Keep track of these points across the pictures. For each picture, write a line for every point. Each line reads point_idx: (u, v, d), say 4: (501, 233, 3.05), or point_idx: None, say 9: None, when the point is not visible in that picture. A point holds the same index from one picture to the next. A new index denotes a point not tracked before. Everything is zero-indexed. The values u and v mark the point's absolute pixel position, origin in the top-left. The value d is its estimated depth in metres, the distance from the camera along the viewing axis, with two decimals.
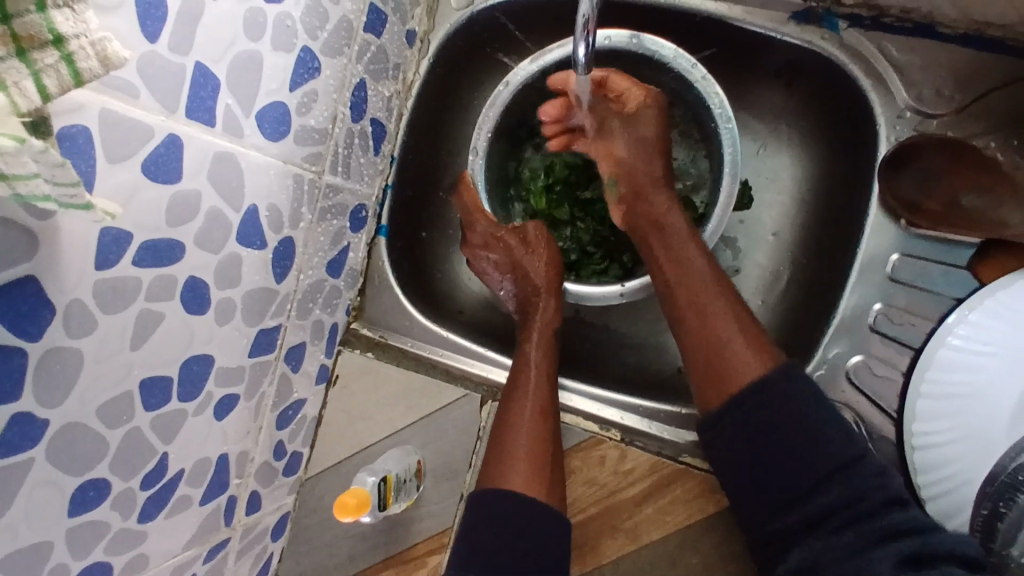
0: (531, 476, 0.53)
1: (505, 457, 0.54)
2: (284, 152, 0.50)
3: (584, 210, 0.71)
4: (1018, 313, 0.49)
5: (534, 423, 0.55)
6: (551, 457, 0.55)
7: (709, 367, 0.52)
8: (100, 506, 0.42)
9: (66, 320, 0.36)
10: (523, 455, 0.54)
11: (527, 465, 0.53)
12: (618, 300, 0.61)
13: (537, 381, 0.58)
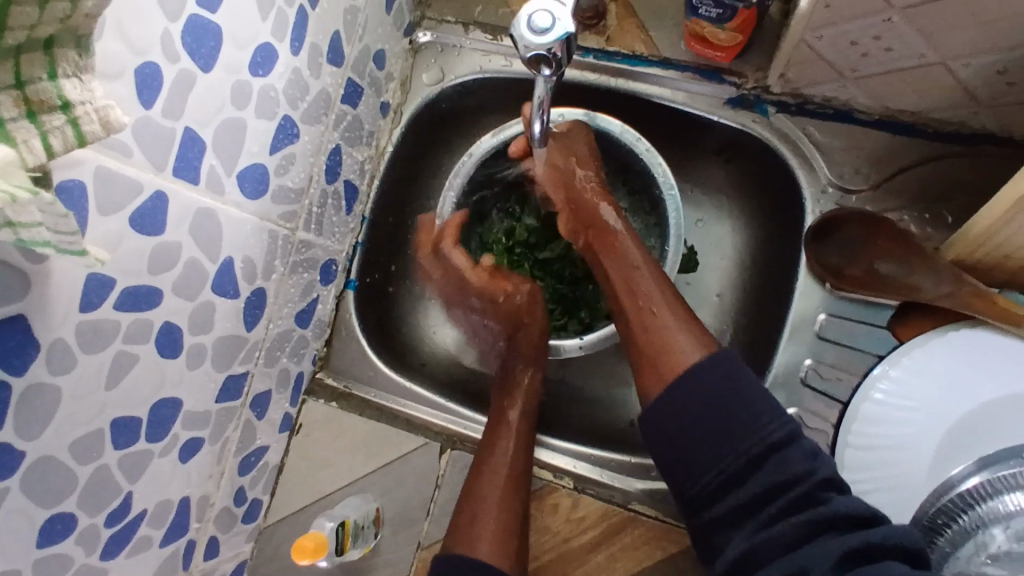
0: (501, 547, 0.55)
1: (474, 524, 0.56)
2: (261, 209, 0.54)
3: (543, 271, 0.76)
4: (934, 370, 0.54)
5: (504, 492, 0.58)
6: (518, 528, 0.57)
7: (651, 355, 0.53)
8: (65, 540, 0.44)
9: (49, 357, 0.39)
10: (494, 527, 0.56)
11: (496, 534, 0.56)
12: (578, 352, 0.66)
13: (513, 445, 0.60)
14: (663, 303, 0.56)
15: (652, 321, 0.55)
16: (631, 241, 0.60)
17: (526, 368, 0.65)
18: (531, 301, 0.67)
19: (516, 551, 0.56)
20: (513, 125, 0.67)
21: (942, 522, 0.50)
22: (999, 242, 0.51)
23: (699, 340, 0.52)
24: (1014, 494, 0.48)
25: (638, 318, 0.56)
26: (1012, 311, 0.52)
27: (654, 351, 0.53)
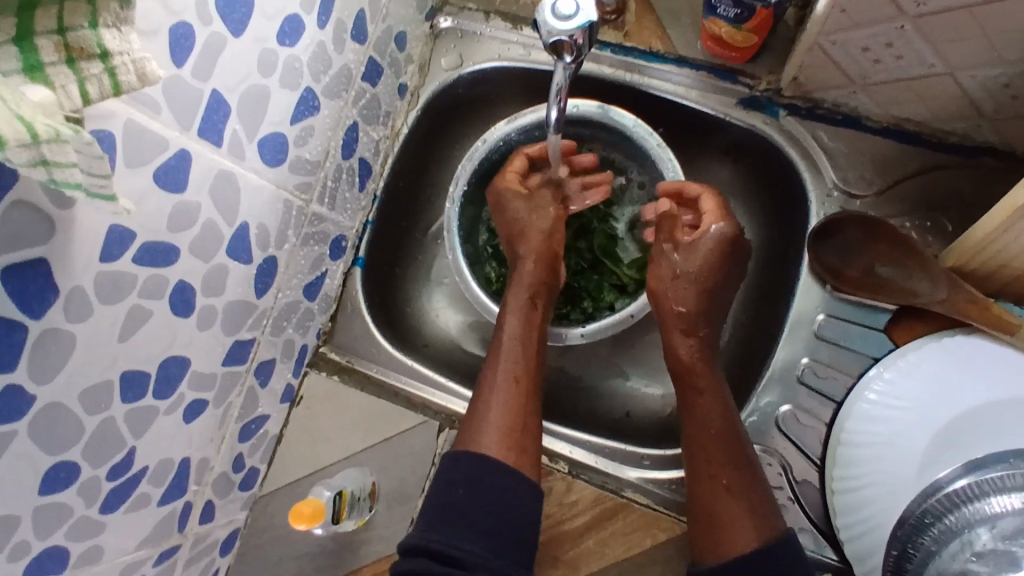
0: (506, 438, 0.54)
1: (482, 416, 0.55)
2: (278, 178, 0.54)
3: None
4: (926, 373, 0.55)
5: (510, 388, 0.57)
6: (529, 426, 0.56)
7: (706, 521, 0.53)
8: (67, 489, 0.45)
9: (67, 304, 0.40)
10: (500, 421, 0.55)
11: (501, 422, 0.55)
12: (579, 340, 0.65)
13: (514, 347, 0.60)
14: (730, 475, 0.54)
15: (717, 495, 0.53)
16: (710, 398, 0.58)
17: (527, 266, 0.64)
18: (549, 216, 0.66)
19: (525, 446, 0.54)
20: (527, 114, 0.68)
21: (928, 521, 0.51)
22: (996, 251, 0.53)
23: (758, 531, 0.51)
24: (1000, 496, 0.48)
25: (707, 480, 0.54)
26: (1005, 320, 0.53)
27: (715, 521, 0.52)
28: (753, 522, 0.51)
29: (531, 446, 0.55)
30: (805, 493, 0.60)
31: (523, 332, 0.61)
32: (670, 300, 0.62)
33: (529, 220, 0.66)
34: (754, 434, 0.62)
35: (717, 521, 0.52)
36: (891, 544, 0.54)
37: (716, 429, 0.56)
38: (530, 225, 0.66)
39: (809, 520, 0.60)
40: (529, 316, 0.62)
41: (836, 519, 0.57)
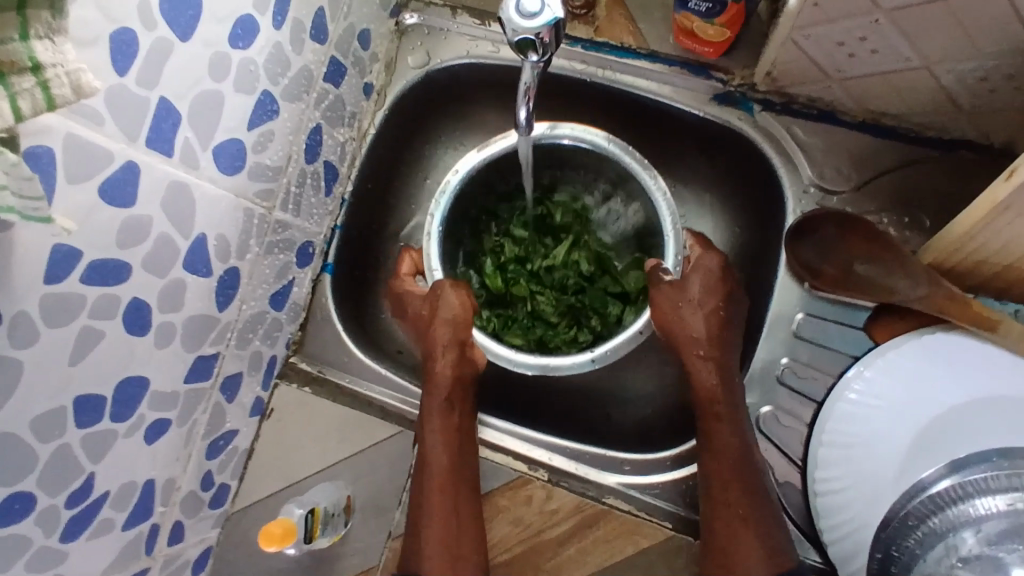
0: (441, 559, 0.54)
1: (417, 539, 0.55)
2: (237, 186, 0.52)
3: (540, 282, 0.75)
4: (907, 373, 0.55)
5: (438, 501, 0.56)
6: (465, 535, 0.55)
7: (716, 561, 0.53)
8: (23, 521, 0.43)
9: (11, 329, 0.37)
10: (437, 541, 0.54)
11: (435, 544, 0.54)
12: (590, 365, 0.61)
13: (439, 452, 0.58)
14: (740, 506, 0.54)
15: (729, 522, 0.54)
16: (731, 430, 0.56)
17: (444, 358, 0.61)
18: (456, 299, 0.61)
19: (463, 560, 0.54)
20: (496, 142, 0.65)
21: (912, 523, 0.51)
22: (975, 247, 0.52)
23: (771, 563, 0.51)
24: (985, 497, 0.48)
25: (722, 522, 0.54)
26: (985, 315, 0.53)
27: (725, 556, 0.53)
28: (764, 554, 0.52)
29: (470, 555, 0.55)
30: (788, 495, 0.59)
31: (440, 439, 0.58)
32: (684, 325, 0.59)
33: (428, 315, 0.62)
34: None
35: (726, 557, 0.53)
36: (876, 546, 0.53)
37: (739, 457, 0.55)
38: (434, 317, 0.62)
39: (793, 523, 0.59)
40: (451, 417, 0.59)
41: (818, 521, 0.57)
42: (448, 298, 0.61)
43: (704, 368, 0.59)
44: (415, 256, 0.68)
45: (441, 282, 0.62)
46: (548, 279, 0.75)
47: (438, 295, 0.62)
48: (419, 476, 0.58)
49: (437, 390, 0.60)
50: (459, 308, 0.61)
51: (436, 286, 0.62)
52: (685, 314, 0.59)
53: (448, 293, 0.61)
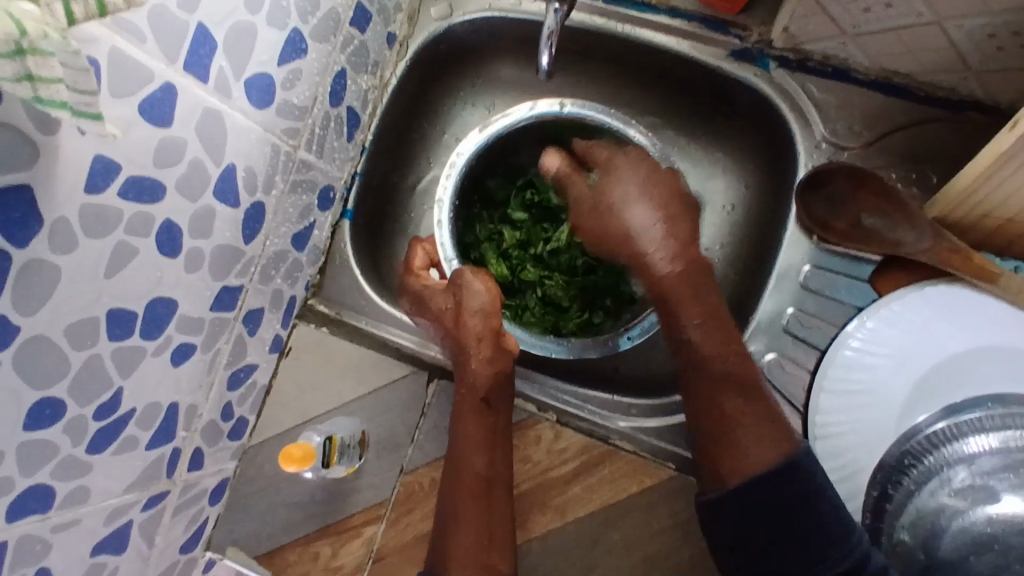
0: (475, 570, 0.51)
1: (450, 545, 0.53)
2: (266, 120, 0.54)
3: (546, 267, 0.77)
4: (908, 323, 0.57)
5: (471, 507, 0.54)
6: (497, 539, 0.53)
7: (719, 451, 0.51)
8: (52, 427, 0.44)
9: (52, 233, 0.39)
10: (469, 553, 0.52)
11: (469, 551, 0.52)
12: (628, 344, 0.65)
13: (473, 455, 0.56)
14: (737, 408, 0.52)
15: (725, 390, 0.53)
16: (688, 309, 0.55)
17: (477, 354, 0.58)
18: (484, 291, 0.59)
19: (494, 563, 0.52)
20: (496, 121, 0.67)
21: (907, 463, 0.52)
22: (980, 200, 0.54)
23: (779, 444, 0.50)
24: (977, 437, 0.50)
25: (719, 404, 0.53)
26: (988, 269, 0.54)
27: (721, 450, 0.51)
28: (766, 438, 0.50)
29: (501, 563, 0.53)
30: None
31: (473, 439, 0.56)
32: (614, 231, 0.58)
33: (452, 309, 0.60)
34: None
35: (733, 452, 0.51)
36: (871, 485, 0.55)
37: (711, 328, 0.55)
38: (463, 309, 0.59)
39: None
40: (484, 417, 0.57)
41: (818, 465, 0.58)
42: (474, 287, 0.59)
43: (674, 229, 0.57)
44: (428, 248, 0.67)
45: (464, 272, 0.60)
46: (557, 263, 0.76)
47: (462, 285, 0.60)
48: (452, 479, 0.56)
49: (469, 388, 0.58)
50: (486, 297, 0.59)
51: (458, 275, 0.60)
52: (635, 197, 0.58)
53: (472, 282, 0.59)
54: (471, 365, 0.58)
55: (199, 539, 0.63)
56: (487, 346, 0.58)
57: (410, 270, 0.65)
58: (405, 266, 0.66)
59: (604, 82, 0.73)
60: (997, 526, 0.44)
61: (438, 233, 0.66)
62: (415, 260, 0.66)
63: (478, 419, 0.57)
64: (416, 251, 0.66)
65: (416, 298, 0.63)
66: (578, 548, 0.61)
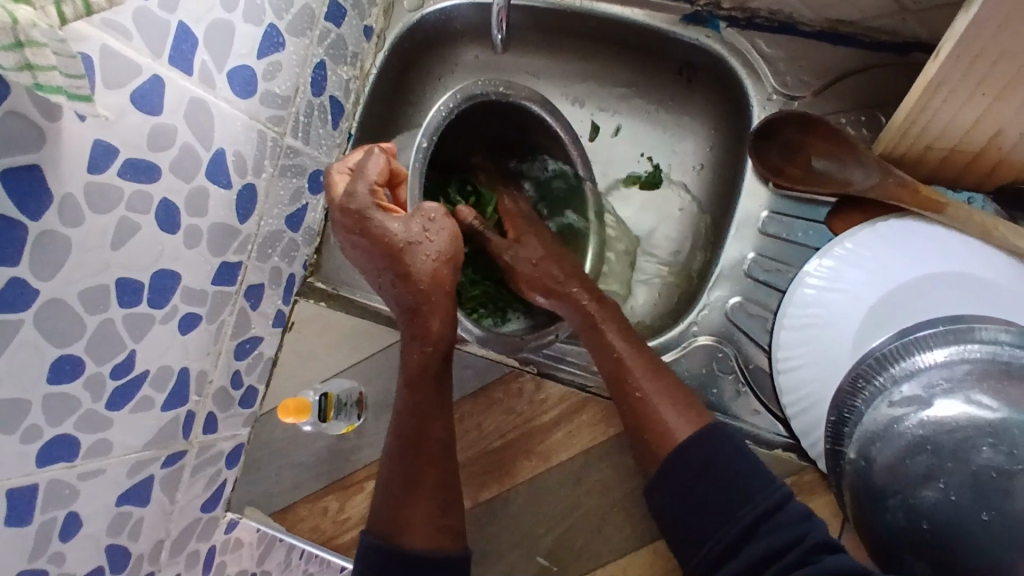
0: (429, 530, 0.56)
1: (400, 509, 0.56)
2: (250, 109, 0.60)
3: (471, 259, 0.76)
4: (861, 259, 0.60)
5: (426, 474, 0.57)
6: (450, 506, 0.58)
7: (643, 429, 0.57)
8: (74, 382, 0.50)
9: (61, 209, 0.45)
10: (424, 516, 0.56)
11: (424, 518, 0.56)
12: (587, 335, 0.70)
13: (426, 427, 0.58)
14: (658, 389, 0.58)
15: (648, 378, 0.59)
16: (612, 323, 0.63)
17: (438, 320, 0.58)
18: (448, 232, 0.58)
19: (449, 529, 0.57)
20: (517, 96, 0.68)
21: (860, 385, 0.55)
22: (921, 131, 0.56)
23: (692, 420, 0.57)
24: (923, 354, 0.52)
25: (634, 393, 0.59)
26: (934, 199, 0.57)
27: (648, 426, 0.57)
28: (679, 410, 0.57)
29: (454, 524, 0.58)
30: (755, 378, 0.64)
31: (426, 412, 0.58)
32: (527, 272, 0.67)
33: (426, 251, 0.57)
34: (707, 326, 0.66)
35: (653, 418, 0.57)
36: (831, 410, 0.57)
37: (621, 326, 0.63)
38: (433, 257, 0.57)
39: (761, 402, 0.64)
40: (431, 388, 0.59)
41: (781, 397, 0.62)
42: (445, 233, 0.58)
43: (561, 261, 0.68)
44: (393, 164, 0.61)
45: (438, 209, 0.58)
46: (465, 253, 0.76)
47: (433, 220, 0.58)
48: (408, 443, 0.58)
49: (430, 350, 0.58)
50: (453, 240, 0.58)
51: (429, 209, 0.58)
52: (531, 243, 0.69)
53: (446, 222, 0.58)
54: (434, 325, 0.58)
55: (219, 499, 0.69)
56: (446, 304, 0.58)
57: (360, 186, 0.57)
58: (354, 181, 0.58)
59: (572, 56, 0.78)
60: (929, 428, 0.46)
61: (417, 137, 0.63)
62: (365, 169, 0.58)
63: (431, 392, 0.59)
64: (378, 163, 0.58)
65: (374, 224, 0.57)
66: (562, 488, 0.65)
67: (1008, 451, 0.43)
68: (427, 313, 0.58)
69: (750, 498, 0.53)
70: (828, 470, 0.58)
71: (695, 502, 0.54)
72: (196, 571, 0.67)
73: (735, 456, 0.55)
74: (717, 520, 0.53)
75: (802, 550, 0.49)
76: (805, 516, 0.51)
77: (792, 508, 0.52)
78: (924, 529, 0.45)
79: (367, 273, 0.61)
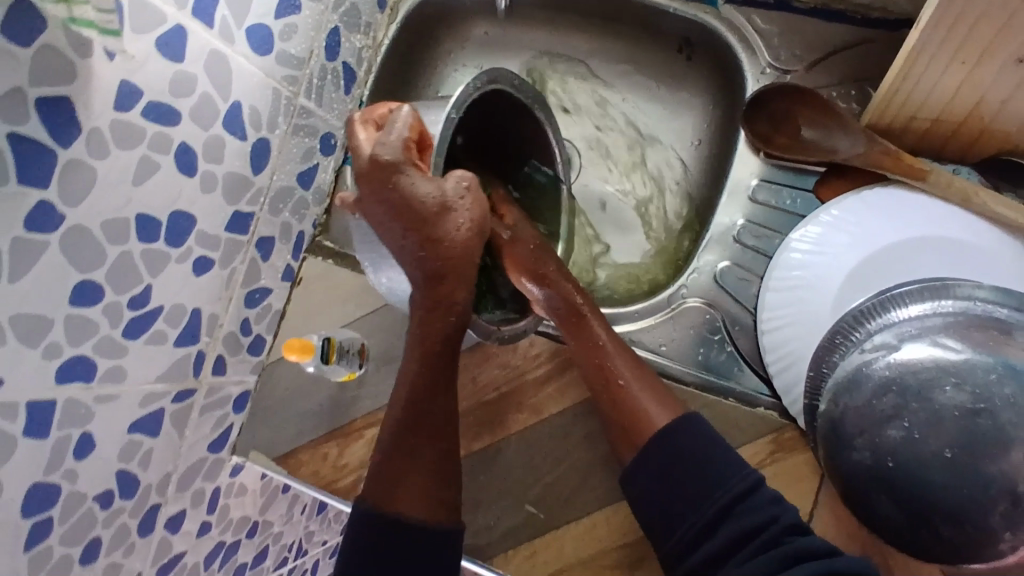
0: (427, 501, 0.54)
1: (396, 475, 0.54)
2: (266, 66, 0.63)
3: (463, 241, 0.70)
4: (846, 223, 0.62)
5: (426, 444, 0.55)
6: (447, 479, 0.55)
7: (624, 422, 0.60)
8: (94, 307, 0.54)
9: (88, 140, 0.49)
10: (421, 486, 0.54)
11: (420, 488, 0.54)
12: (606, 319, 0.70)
13: (428, 397, 0.56)
14: (636, 377, 0.61)
15: (631, 371, 0.62)
16: (598, 319, 0.65)
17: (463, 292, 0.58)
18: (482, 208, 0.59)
19: (445, 503, 0.54)
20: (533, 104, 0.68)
21: (838, 339, 0.56)
22: (906, 99, 0.58)
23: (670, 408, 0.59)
24: (899, 308, 0.54)
25: (616, 388, 0.61)
26: (915, 167, 0.59)
27: (627, 415, 0.60)
28: (654, 398, 0.60)
29: (450, 499, 0.55)
30: (740, 341, 0.66)
31: (431, 382, 0.57)
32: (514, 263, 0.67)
33: (460, 218, 0.58)
34: (696, 289, 0.68)
35: (633, 408, 0.60)
36: (810, 366, 0.59)
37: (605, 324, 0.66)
38: (467, 223, 0.58)
39: (746, 362, 0.66)
40: (437, 359, 0.57)
41: (763, 356, 0.64)
42: (479, 206, 0.59)
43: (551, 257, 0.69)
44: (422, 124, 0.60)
45: (475, 180, 0.59)
46: None
47: (470, 191, 0.59)
48: (410, 412, 0.56)
49: (456, 318, 0.58)
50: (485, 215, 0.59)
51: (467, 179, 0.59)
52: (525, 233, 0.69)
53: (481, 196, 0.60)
54: (457, 294, 0.58)
55: (226, 442, 0.73)
56: (469, 278, 0.58)
57: (395, 136, 0.58)
58: (388, 130, 0.58)
59: (576, 32, 0.81)
60: (894, 369, 0.48)
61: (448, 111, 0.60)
62: (398, 123, 0.58)
63: (440, 367, 0.57)
64: (415, 121, 0.59)
65: (411, 181, 0.57)
66: (552, 441, 0.68)
67: (970, 389, 0.45)
68: (453, 283, 0.58)
69: (726, 481, 0.54)
70: (806, 424, 0.60)
71: (672, 492, 0.55)
72: (201, 509, 0.70)
73: (714, 438, 0.57)
74: (694, 489, 0.54)
75: (773, 532, 0.50)
76: (776, 500, 0.53)
77: (764, 491, 0.53)
78: (889, 467, 0.47)
79: (383, 230, 0.60)
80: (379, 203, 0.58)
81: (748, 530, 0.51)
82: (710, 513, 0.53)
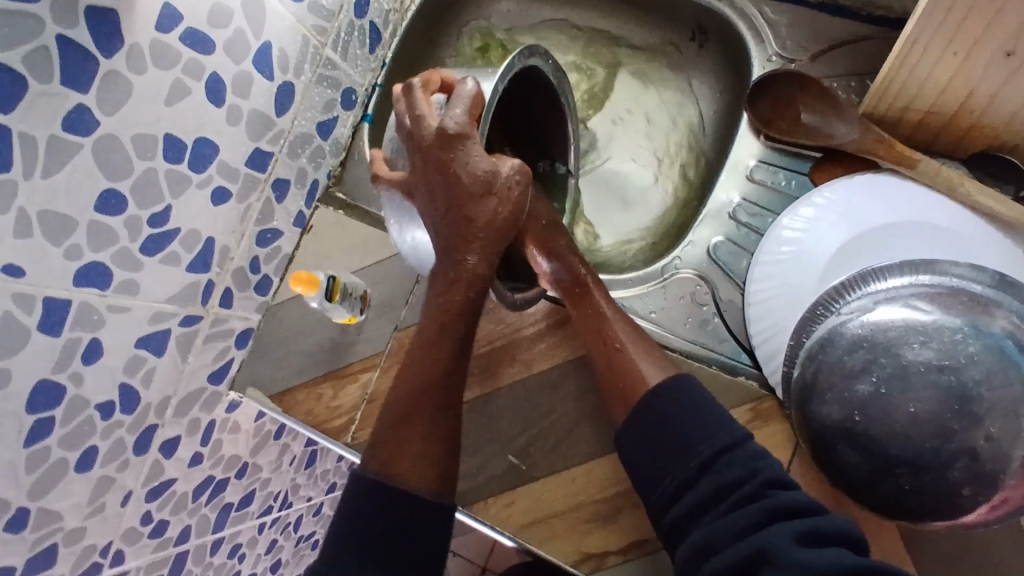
0: (429, 470, 0.56)
1: (400, 442, 0.56)
2: (297, 12, 0.67)
3: None
4: (836, 205, 0.65)
5: (431, 416, 0.58)
6: (447, 450, 0.58)
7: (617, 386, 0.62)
8: (117, 217, 0.56)
9: (128, 54, 0.52)
10: (425, 455, 0.56)
11: (422, 456, 0.56)
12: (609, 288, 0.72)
13: (438, 370, 0.59)
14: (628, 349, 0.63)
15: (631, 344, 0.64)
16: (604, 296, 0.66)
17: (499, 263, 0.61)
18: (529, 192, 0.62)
19: (443, 473, 0.56)
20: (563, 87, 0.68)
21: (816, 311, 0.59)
22: (901, 88, 0.61)
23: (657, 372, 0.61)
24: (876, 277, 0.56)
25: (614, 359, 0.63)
26: (906, 155, 0.62)
27: (620, 381, 0.61)
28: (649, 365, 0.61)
29: (449, 470, 0.57)
30: (729, 311, 0.69)
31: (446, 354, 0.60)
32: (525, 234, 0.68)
33: (507, 196, 0.60)
34: (690, 260, 0.71)
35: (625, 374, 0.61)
36: (789, 336, 0.62)
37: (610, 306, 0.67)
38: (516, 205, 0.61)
39: (731, 332, 0.69)
40: (457, 329, 0.60)
41: (748, 327, 0.67)
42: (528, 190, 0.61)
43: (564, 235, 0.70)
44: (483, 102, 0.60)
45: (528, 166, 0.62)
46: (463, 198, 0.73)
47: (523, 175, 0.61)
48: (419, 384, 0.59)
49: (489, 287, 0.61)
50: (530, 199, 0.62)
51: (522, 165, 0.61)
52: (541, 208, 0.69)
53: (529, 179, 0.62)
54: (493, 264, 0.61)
55: (225, 375, 0.75)
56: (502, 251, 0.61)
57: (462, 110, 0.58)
58: (453, 103, 0.58)
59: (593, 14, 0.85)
60: (866, 327, 0.51)
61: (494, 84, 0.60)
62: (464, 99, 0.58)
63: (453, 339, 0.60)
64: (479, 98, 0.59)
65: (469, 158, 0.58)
66: (540, 394, 0.71)
67: (936, 348, 0.48)
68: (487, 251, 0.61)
69: (707, 436, 0.55)
70: (783, 394, 0.62)
71: (654, 449, 0.56)
72: (196, 437, 0.72)
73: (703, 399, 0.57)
74: (681, 441, 0.55)
75: (755, 485, 0.51)
76: (758, 460, 0.53)
77: (750, 444, 0.54)
78: (856, 421, 0.49)
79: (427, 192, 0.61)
80: (431, 168, 0.59)
81: (730, 480, 0.52)
82: (691, 466, 0.54)
